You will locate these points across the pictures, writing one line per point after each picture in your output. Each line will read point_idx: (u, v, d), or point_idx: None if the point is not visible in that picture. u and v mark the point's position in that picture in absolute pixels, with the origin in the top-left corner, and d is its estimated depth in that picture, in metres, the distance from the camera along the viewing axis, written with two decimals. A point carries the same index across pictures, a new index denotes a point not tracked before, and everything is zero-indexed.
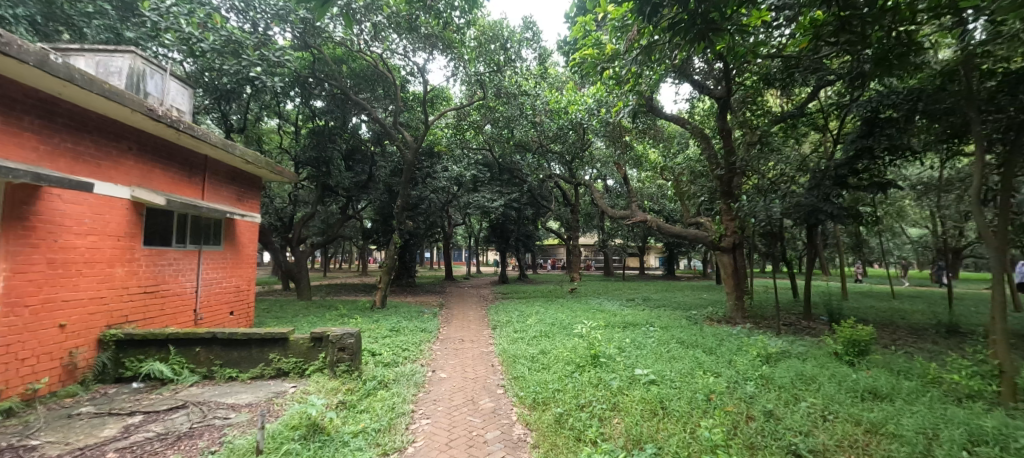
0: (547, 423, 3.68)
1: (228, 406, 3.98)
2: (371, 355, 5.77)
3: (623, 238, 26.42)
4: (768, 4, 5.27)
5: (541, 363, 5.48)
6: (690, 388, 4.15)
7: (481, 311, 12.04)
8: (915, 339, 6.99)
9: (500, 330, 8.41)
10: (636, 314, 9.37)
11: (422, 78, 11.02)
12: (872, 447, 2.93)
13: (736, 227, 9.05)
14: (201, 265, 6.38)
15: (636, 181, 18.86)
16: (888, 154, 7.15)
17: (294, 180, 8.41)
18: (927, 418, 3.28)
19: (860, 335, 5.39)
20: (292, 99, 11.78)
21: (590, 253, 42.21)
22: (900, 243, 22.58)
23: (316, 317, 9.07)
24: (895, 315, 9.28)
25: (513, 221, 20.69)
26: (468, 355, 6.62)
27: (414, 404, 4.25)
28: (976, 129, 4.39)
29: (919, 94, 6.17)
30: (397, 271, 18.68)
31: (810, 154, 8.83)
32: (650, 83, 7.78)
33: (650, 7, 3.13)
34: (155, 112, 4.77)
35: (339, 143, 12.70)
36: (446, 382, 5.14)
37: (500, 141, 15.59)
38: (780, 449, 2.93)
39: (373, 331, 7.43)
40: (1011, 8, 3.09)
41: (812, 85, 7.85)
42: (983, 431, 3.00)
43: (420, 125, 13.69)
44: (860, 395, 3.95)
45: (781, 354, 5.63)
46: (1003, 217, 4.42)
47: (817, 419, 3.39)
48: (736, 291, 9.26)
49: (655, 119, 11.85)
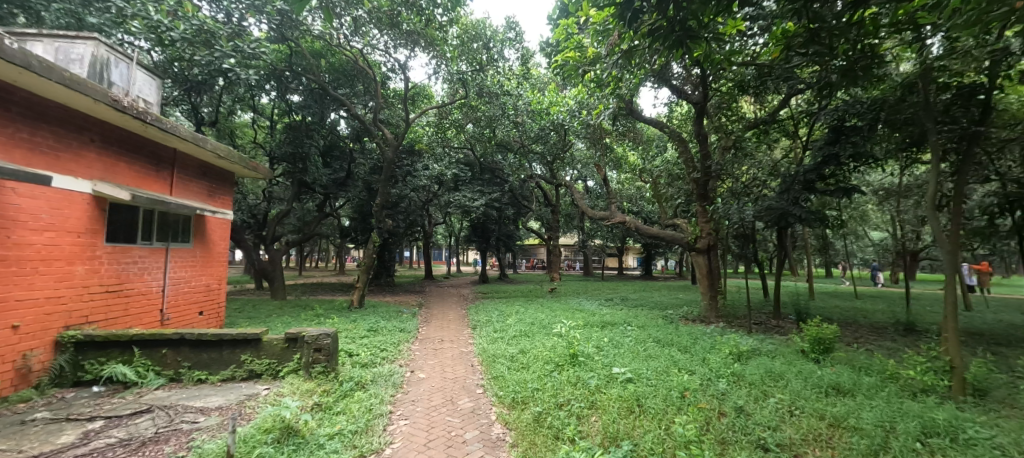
0: (525, 422, 3.70)
1: (196, 410, 3.84)
2: (348, 356, 5.68)
3: (602, 238, 26.71)
4: (743, 13, 5.43)
5: (519, 363, 5.50)
6: (664, 385, 4.26)
7: (461, 310, 12.00)
8: (876, 337, 7.35)
9: (480, 329, 8.41)
10: (614, 314, 9.53)
11: (403, 75, 10.91)
12: (834, 440, 3.08)
13: (711, 228, 9.29)
14: (168, 263, 6.14)
15: (615, 182, 19.14)
16: (853, 161, 7.49)
17: (269, 177, 8.18)
18: (885, 412, 3.46)
19: (825, 334, 5.63)
20: (268, 92, 11.45)
21: (570, 253, 42.54)
22: (862, 245, 23.70)
23: (290, 317, 8.84)
24: (858, 315, 9.73)
25: (494, 221, 20.63)
26: (447, 355, 6.59)
27: (392, 405, 4.22)
28: (931, 139, 4.64)
29: (881, 105, 6.49)
30: (375, 270, 18.44)
31: (781, 160, 9.13)
32: (630, 87, 7.92)
33: (630, 12, 3.17)
34: (120, 103, 4.57)
35: (317, 139, 12.37)
36: (424, 383, 5.11)
37: (481, 141, 15.58)
38: (749, 443, 3.04)
39: (350, 331, 7.30)
40: (965, 26, 3.30)
41: (783, 93, 8.11)
42: (935, 423, 3.18)
43: (401, 122, 13.45)
44: (825, 390, 4.13)
45: (752, 351, 5.83)
46: (956, 221, 4.69)
47: (785, 414, 3.53)
48: (710, 291, 9.48)
49: (634, 122, 12.06)
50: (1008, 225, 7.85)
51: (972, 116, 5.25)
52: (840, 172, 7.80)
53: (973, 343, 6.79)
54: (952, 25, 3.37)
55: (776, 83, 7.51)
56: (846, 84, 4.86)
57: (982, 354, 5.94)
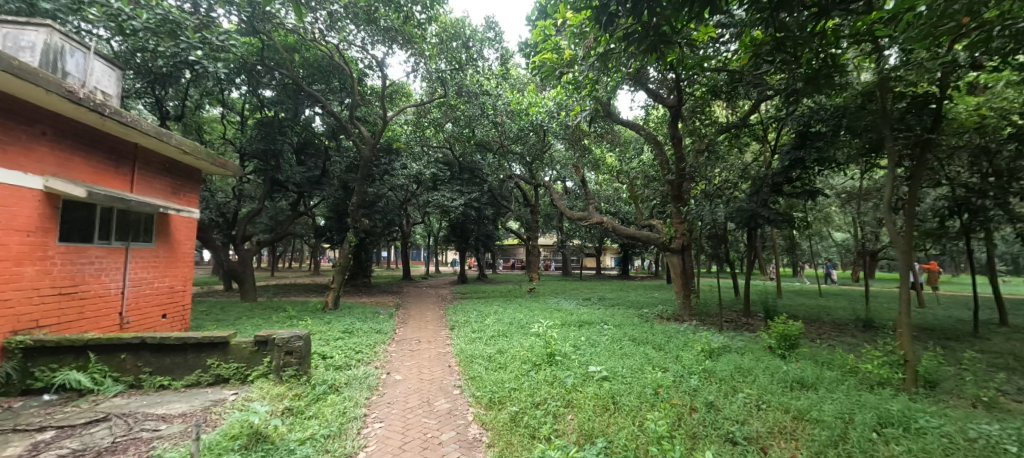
0: (502, 422, 3.70)
1: (158, 417, 3.68)
2: (321, 359, 5.55)
3: (581, 239, 26.97)
4: (715, 20, 5.58)
5: (497, 362, 5.51)
6: (639, 383, 4.34)
7: (439, 311, 11.89)
8: (838, 333, 7.69)
9: (458, 330, 8.36)
10: (591, 313, 9.64)
11: (381, 72, 10.74)
12: (798, 432, 3.21)
13: (684, 229, 9.53)
14: (129, 264, 5.85)
15: (593, 183, 19.38)
16: (818, 164, 7.84)
17: (238, 174, 7.90)
18: (845, 404, 3.62)
19: (791, 330, 5.86)
20: (238, 87, 11.07)
21: (548, 253, 42.80)
22: (826, 245, 24.76)
23: (260, 319, 8.57)
24: (822, 312, 10.16)
25: (473, 221, 20.52)
26: (424, 356, 6.52)
27: (367, 408, 4.15)
28: (888, 145, 4.91)
29: (843, 112, 6.79)
30: (351, 270, 18.08)
31: (752, 163, 9.45)
32: (606, 89, 8.06)
33: (605, 16, 3.23)
34: (75, 94, 4.32)
35: (290, 136, 12.05)
36: (401, 385, 5.04)
37: (460, 141, 15.48)
38: (719, 437, 3.14)
39: (324, 333, 7.13)
40: (917, 39, 3.49)
41: (753, 98, 8.38)
42: (890, 414, 3.35)
43: (378, 120, 13.27)
44: (790, 385, 4.30)
45: (722, 348, 6.00)
46: (910, 222, 4.96)
47: (752, 409, 3.65)
48: (684, 290, 9.70)
49: (611, 124, 12.25)
50: (956, 227, 8.37)
51: (925, 124, 5.57)
52: (806, 176, 8.13)
53: (925, 338, 7.20)
54: (904, 37, 3.58)
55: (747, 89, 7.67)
56: (810, 91, 5.08)
57: (932, 347, 6.32)
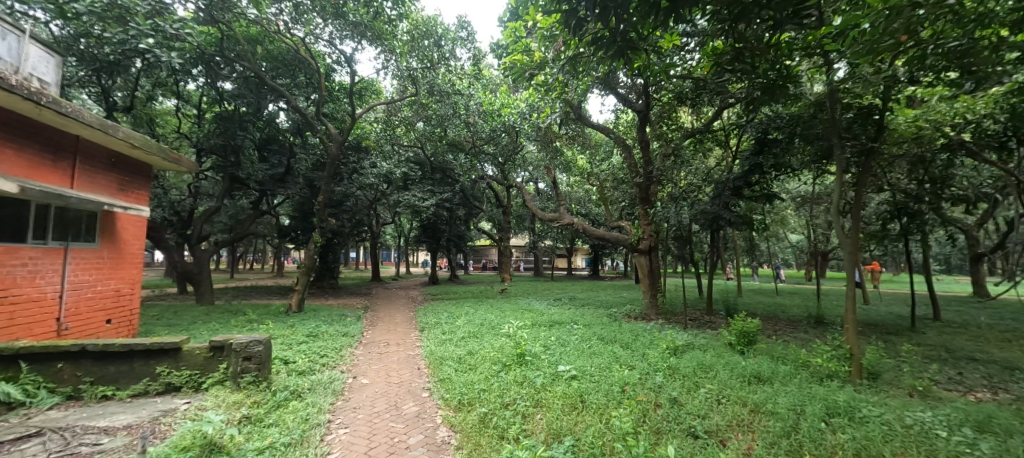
0: (471, 424, 3.68)
1: (100, 430, 3.44)
2: (283, 364, 5.35)
3: (552, 239, 27.26)
4: (680, 28, 5.75)
5: (467, 363, 5.49)
6: (607, 381, 4.42)
7: (409, 312, 11.69)
8: (792, 329, 8.12)
9: (428, 331, 8.26)
10: (561, 313, 9.72)
11: (349, 68, 10.46)
12: (755, 424, 3.36)
13: (651, 230, 9.80)
14: (68, 265, 5.45)
15: (564, 185, 19.65)
16: (774, 169, 8.26)
17: (195, 170, 7.49)
18: (798, 396, 3.82)
19: (749, 327, 6.13)
20: (195, 78, 10.53)
21: (520, 253, 43.05)
22: (783, 245, 26.13)
23: (218, 323, 8.16)
24: (778, 309, 10.68)
25: (444, 221, 20.32)
26: (393, 359, 6.41)
27: (331, 414, 4.02)
28: (837, 153, 5.23)
29: (798, 121, 7.17)
30: (317, 272, 17.50)
31: (715, 167, 9.84)
32: (577, 92, 8.22)
33: (574, 21, 3.31)
34: (6, 81, 3.99)
35: (251, 131, 11.52)
36: (368, 388, 4.93)
37: (431, 140, 15.32)
38: (682, 432, 3.24)
39: (286, 337, 6.87)
40: (860, 54, 3.73)
41: (716, 105, 8.72)
42: (836, 404, 3.57)
43: (346, 117, 12.92)
44: (748, 379, 4.49)
45: (686, 346, 6.21)
46: (855, 225, 5.29)
47: (713, 403, 3.79)
48: (651, 290, 9.96)
49: (583, 127, 12.44)
50: (897, 229, 9.01)
51: (870, 134, 5.96)
52: (764, 180, 8.54)
53: (868, 333, 7.72)
54: (849, 52, 3.83)
55: (710, 96, 8.06)
56: (765, 100, 5.35)
57: (875, 342, 6.79)
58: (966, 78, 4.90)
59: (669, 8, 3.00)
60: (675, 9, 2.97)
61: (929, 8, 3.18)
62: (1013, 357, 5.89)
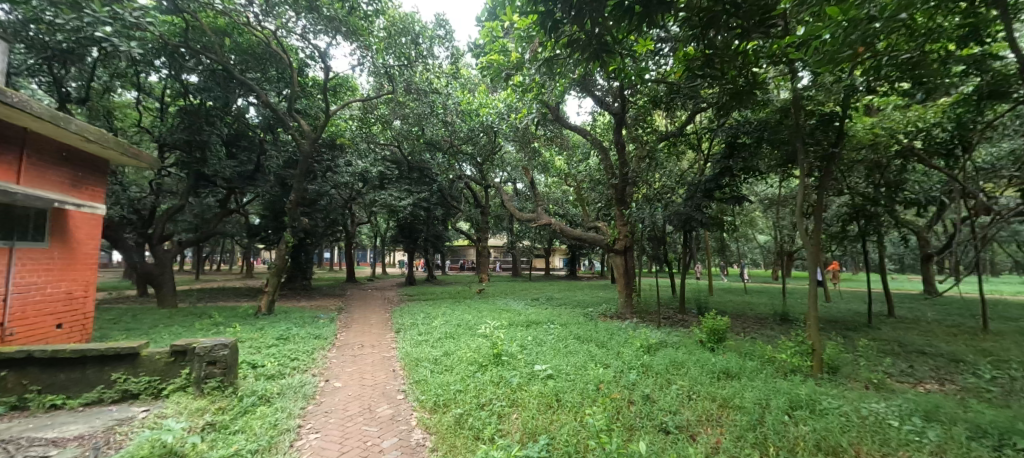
0: (446, 425, 3.65)
1: (47, 442, 3.24)
2: (251, 368, 5.17)
3: (531, 240, 27.38)
4: (654, 33, 5.87)
5: (444, 364, 5.44)
6: (582, 379, 4.48)
7: (385, 314, 11.50)
8: (759, 326, 8.43)
9: (404, 333, 8.16)
10: (538, 313, 9.77)
11: (324, 63, 10.22)
12: (723, 419, 3.47)
13: (627, 231, 9.98)
14: (12, 267, 5.09)
15: (542, 185, 19.77)
16: (744, 172, 8.54)
17: (156, 166, 7.14)
18: (763, 391, 3.97)
19: (719, 325, 6.33)
20: (157, 70, 10.05)
21: (499, 254, 43.07)
22: (751, 246, 27.12)
23: (181, 327, 7.81)
24: (746, 308, 11.05)
25: (422, 221, 20.08)
26: (367, 361, 6.29)
27: (301, 419, 3.91)
28: (801, 157, 5.45)
29: (765, 126, 7.44)
30: (289, 273, 16.98)
31: (688, 170, 10.09)
32: (554, 94, 8.30)
33: (550, 22, 3.34)
34: None
35: (218, 126, 11.07)
36: (340, 392, 4.82)
37: (408, 139, 15.13)
38: (653, 427, 3.32)
39: (255, 340, 6.64)
40: (821, 64, 3.90)
41: (689, 109, 8.96)
42: (799, 398, 3.72)
43: (320, 114, 12.60)
44: (717, 375, 4.64)
45: (659, 344, 6.36)
46: (818, 226, 5.52)
47: (684, 399, 3.89)
48: (626, 289, 10.14)
49: (561, 128, 12.51)
50: (856, 231, 9.48)
51: (831, 140, 6.25)
52: (734, 183, 8.81)
53: (830, 329, 8.09)
54: (811, 61, 3.99)
55: (683, 100, 8.26)
56: (734, 106, 5.52)
57: (835, 337, 7.13)
58: (917, 88, 5.20)
59: (642, 13, 3.06)
60: (648, 14, 3.05)
61: (884, 21, 3.36)
62: (958, 350, 6.29)
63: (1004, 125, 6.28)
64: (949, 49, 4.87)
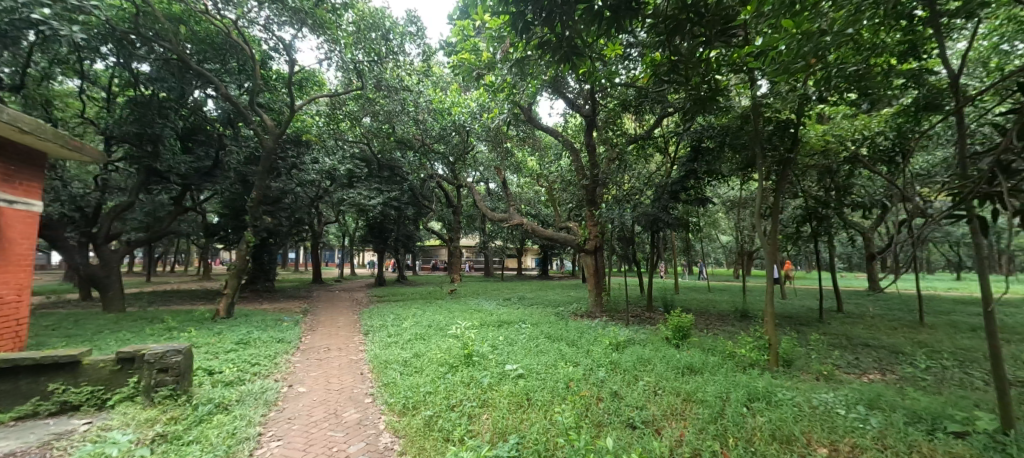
0: (416, 427, 3.61)
1: None
2: (207, 374, 4.92)
3: (503, 240, 27.41)
4: (622, 38, 5.99)
5: (413, 366, 5.36)
6: (552, 378, 4.52)
7: (353, 315, 11.21)
8: (721, 323, 8.78)
9: (372, 335, 7.98)
10: (509, 313, 9.78)
11: (289, 56, 9.86)
12: (686, 412, 3.59)
13: (597, 231, 10.18)
14: None
15: (514, 185, 19.85)
16: (707, 175, 8.86)
17: (100, 161, 6.67)
18: (724, 384, 4.14)
19: (683, 322, 6.55)
20: (104, 58, 9.41)
21: (471, 254, 42.92)
22: (715, 246, 28.24)
23: (130, 333, 7.33)
24: (710, 305, 11.49)
25: (392, 220, 19.69)
26: (334, 364, 6.11)
27: (262, 426, 3.76)
28: (760, 162, 5.73)
29: (727, 131, 7.76)
30: (250, 274, 16.27)
31: (656, 172, 10.37)
32: (526, 94, 8.35)
33: (521, 23, 3.37)
34: None
35: (172, 119, 10.45)
36: (305, 396, 4.68)
37: (379, 136, 14.84)
38: (621, 423, 3.40)
39: (212, 346, 6.32)
40: (776, 74, 4.12)
41: (657, 113, 9.22)
42: (756, 390, 3.90)
43: (284, 109, 12.14)
44: (682, 370, 4.80)
45: (627, 341, 6.51)
46: (774, 227, 5.81)
47: (650, 394, 4.01)
48: (596, 289, 10.32)
49: (534, 129, 12.53)
50: (809, 232, 10.03)
51: (787, 146, 6.58)
52: (698, 185, 9.13)
53: (785, 324, 8.54)
54: (769, 71, 4.19)
55: (652, 104, 8.50)
56: (697, 111, 5.72)
57: (790, 332, 7.52)
58: (864, 99, 5.56)
59: (611, 18, 3.14)
60: (617, 18, 3.13)
61: (833, 34, 3.56)
62: (898, 342, 6.78)
63: (938, 134, 6.81)
64: (891, 63, 5.23)
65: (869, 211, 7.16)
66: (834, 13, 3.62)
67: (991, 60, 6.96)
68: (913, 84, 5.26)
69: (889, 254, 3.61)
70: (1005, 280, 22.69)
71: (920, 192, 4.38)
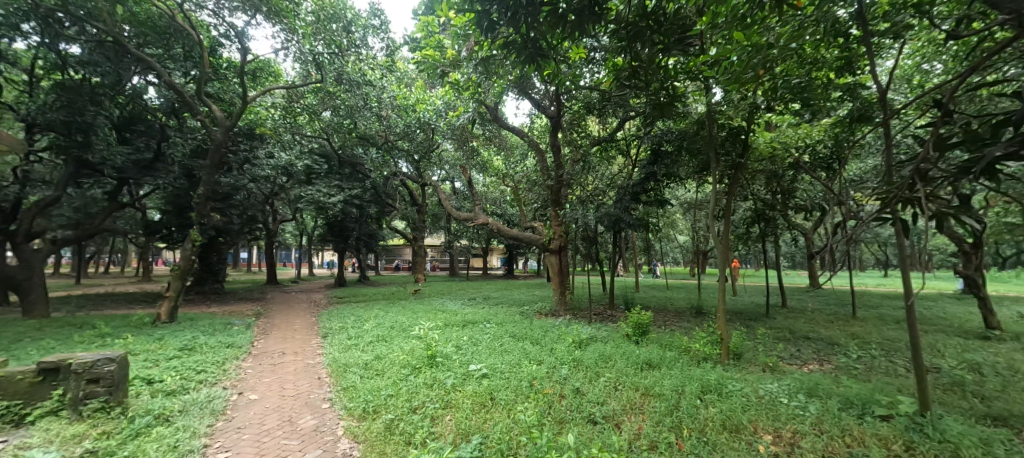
0: (376, 432, 3.52)
1: None
2: (146, 384, 4.57)
3: (468, 239, 27.24)
4: (586, 41, 6.07)
5: (375, 369, 5.23)
6: (516, 377, 4.54)
7: (311, 318, 10.77)
8: (678, 319, 9.14)
9: (331, 337, 7.71)
10: (474, 313, 9.73)
11: (241, 44, 9.32)
12: (645, 406, 3.71)
13: (562, 231, 10.34)
14: None
15: (480, 185, 19.79)
16: (666, 178, 9.19)
17: (19, 149, 6.05)
18: (679, 378, 4.32)
19: (643, 319, 6.77)
20: (27, 36, 8.53)
21: (435, 254, 42.39)
22: (673, 245, 29.40)
23: (55, 341, 6.68)
24: (668, 303, 11.94)
25: (353, 219, 19.09)
26: (289, 369, 5.85)
27: (208, 437, 3.55)
28: (714, 166, 6.00)
29: (684, 136, 8.09)
30: (197, 275, 15.28)
31: (618, 174, 10.65)
32: (491, 94, 8.34)
33: (486, 22, 3.35)
34: None
35: (107, 108, 9.59)
36: (257, 404, 4.45)
37: (339, 132, 14.25)
38: (582, 419, 3.47)
39: (152, 353, 5.88)
40: (728, 82, 4.34)
41: (619, 116, 9.48)
42: (709, 383, 4.10)
43: (235, 100, 11.49)
44: (641, 365, 4.96)
45: (590, 339, 6.66)
46: (727, 227, 6.10)
47: (611, 390, 4.12)
48: (560, 288, 10.46)
49: (501, 128, 12.50)
50: (758, 232, 10.64)
51: (738, 151, 6.93)
52: (658, 187, 9.45)
53: (736, 320, 9.01)
54: (721, 79, 4.38)
55: (615, 107, 8.74)
56: (656, 115, 5.90)
57: (740, 327, 7.95)
58: (806, 109, 5.97)
59: (574, 22, 3.22)
60: (580, 22, 3.20)
61: (779, 48, 3.84)
62: (834, 334, 7.33)
63: (869, 144, 7.41)
64: (829, 77, 5.63)
65: (811, 213, 7.67)
66: (781, 28, 3.92)
67: (913, 78, 7.67)
68: (848, 96, 5.68)
69: (826, 253, 3.88)
70: (923, 277, 25.14)
71: (853, 196, 4.75)
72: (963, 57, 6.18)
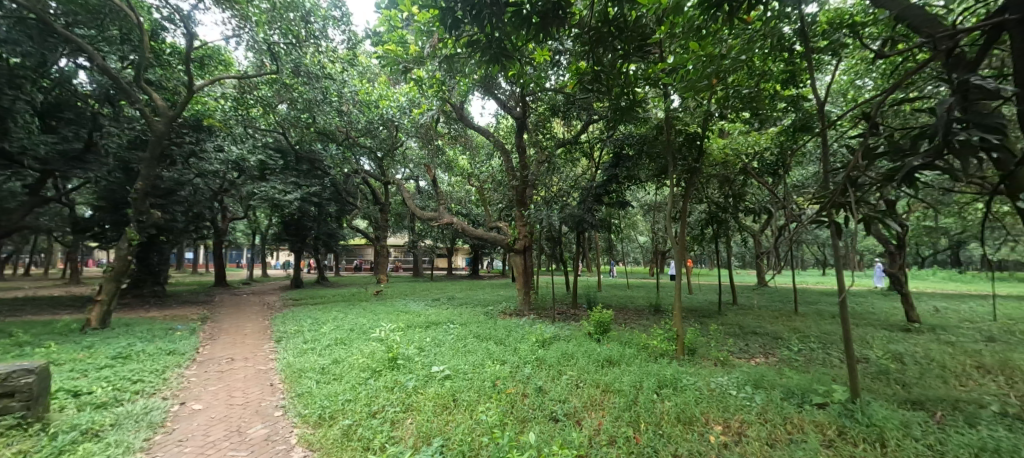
0: (332, 439, 3.40)
1: None
2: (73, 396, 4.19)
3: (433, 239, 26.86)
4: (550, 42, 6.11)
5: (332, 374, 5.03)
6: (479, 377, 4.52)
7: (264, 321, 10.26)
8: (637, 317, 9.43)
9: (286, 341, 7.36)
10: (438, 314, 9.61)
11: (187, 29, 8.71)
12: (605, 403, 3.80)
13: (526, 231, 10.41)
14: None
15: (445, 184, 19.56)
16: (627, 180, 9.44)
17: None
18: (638, 374, 4.46)
19: (604, 317, 6.93)
20: None
21: (399, 254, 41.51)
22: (634, 245, 30.28)
23: None
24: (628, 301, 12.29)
25: (311, 218, 18.34)
26: (239, 376, 5.54)
27: (144, 452, 3.30)
28: (672, 170, 6.23)
29: (644, 140, 8.35)
30: (135, 276, 14.16)
31: (581, 175, 10.85)
32: (455, 91, 8.26)
33: (451, 19, 3.33)
34: None
35: (28, 91, 8.54)
36: (201, 415, 4.18)
37: (296, 126, 13.54)
38: (544, 417, 3.52)
39: (80, 362, 5.39)
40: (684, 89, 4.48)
41: (583, 119, 9.65)
42: (666, 377, 4.26)
43: (180, 89, 10.72)
44: (602, 363, 5.08)
45: (553, 338, 6.74)
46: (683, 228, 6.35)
47: (573, 387, 4.19)
48: (524, 287, 10.52)
49: (467, 127, 12.42)
50: (711, 233, 11.17)
51: (694, 156, 7.21)
52: (619, 189, 9.69)
53: (691, 317, 9.40)
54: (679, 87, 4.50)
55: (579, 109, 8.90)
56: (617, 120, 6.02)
57: (694, 323, 8.32)
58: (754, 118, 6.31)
59: (540, 24, 3.29)
60: (545, 25, 3.28)
61: (732, 59, 4.09)
62: (778, 329, 7.83)
63: (810, 152, 7.96)
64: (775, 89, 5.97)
65: (759, 215, 8.14)
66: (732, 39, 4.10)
67: (848, 92, 8.33)
68: (792, 107, 6.06)
69: (773, 254, 4.10)
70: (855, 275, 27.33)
71: (796, 201, 5.08)
72: (890, 74, 6.79)
